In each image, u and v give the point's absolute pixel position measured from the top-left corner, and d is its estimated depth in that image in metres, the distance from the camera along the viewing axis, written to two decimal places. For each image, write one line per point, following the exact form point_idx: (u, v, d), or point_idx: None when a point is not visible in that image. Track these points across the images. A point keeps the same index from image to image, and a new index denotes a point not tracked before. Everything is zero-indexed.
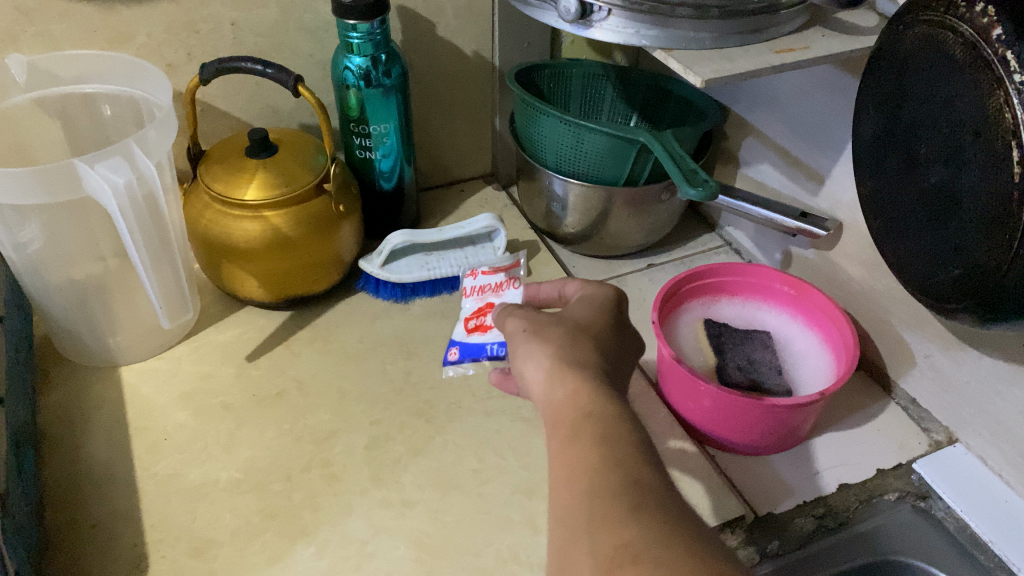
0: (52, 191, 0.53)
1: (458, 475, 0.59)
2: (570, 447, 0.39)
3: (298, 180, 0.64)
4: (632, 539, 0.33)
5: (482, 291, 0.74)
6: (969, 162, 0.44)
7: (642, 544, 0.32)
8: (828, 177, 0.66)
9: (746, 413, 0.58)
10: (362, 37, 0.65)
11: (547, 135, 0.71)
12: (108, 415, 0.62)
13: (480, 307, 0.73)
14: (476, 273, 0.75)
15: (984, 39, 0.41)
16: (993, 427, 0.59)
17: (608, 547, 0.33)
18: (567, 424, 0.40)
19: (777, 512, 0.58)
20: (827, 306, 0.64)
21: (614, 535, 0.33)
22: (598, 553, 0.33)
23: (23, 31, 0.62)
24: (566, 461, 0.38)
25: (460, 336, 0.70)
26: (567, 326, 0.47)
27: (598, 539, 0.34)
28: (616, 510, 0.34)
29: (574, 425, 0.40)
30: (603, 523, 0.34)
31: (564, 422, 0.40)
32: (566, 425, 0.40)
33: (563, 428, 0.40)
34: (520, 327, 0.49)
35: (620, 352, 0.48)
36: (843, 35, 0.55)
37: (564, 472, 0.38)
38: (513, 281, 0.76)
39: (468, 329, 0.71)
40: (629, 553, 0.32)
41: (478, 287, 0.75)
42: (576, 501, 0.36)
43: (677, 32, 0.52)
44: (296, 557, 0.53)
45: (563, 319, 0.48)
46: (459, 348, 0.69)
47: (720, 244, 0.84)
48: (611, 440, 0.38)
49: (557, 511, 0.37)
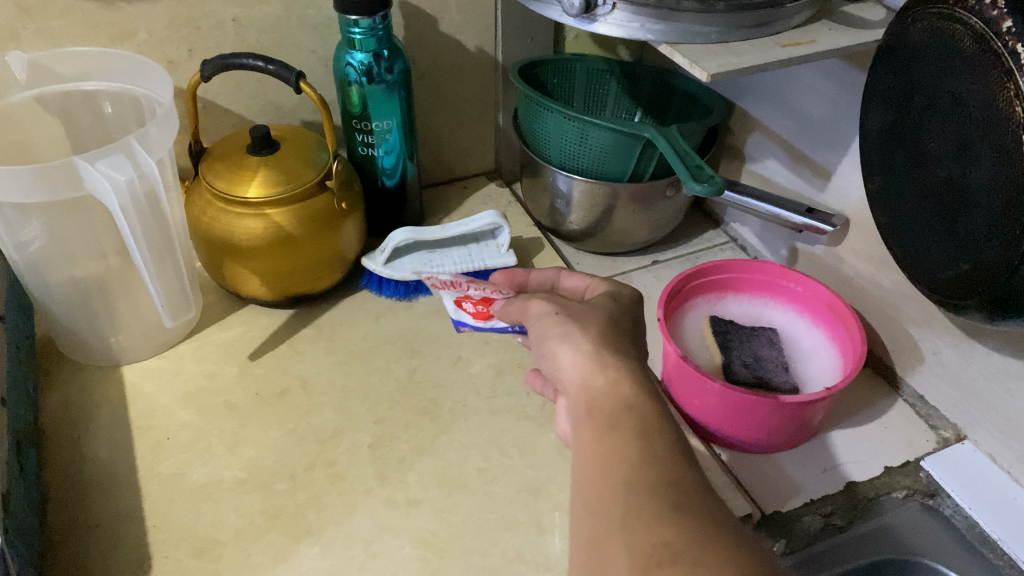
0: (53, 189, 0.53)
1: (463, 474, 0.59)
2: (605, 437, 0.39)
3: (300, 178, 0.64)
4: (671, 541, 0.33)
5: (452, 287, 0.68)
6: (979, 157, 0.44)
7: (687, 547, 0.32)
8: (835, 173, 0.66)
9: (752, 410, 0.57)
10: (364, 32, 0.64)
11: (552, 131, 0.71)
12: (111, 414, 0.62)
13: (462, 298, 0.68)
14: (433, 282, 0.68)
15: (994, 32, 0.40)
16: (1002, 424, 0.58)
17: (645, 545, 0.33)
18: (605, 413, 0.40)
19: (784, 510, 0.58)
20: (834, 303, 0.63)
21: (651, 533, 0.34)
22: (634, 552, 0.33)
23: (24, 27, 0.61)
24: (600, 453, 0.38)
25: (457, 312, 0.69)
26: (600, 312, 0.47)
27: (633, 536, 0.34)
28: (653, 510, 0.34)
29: (610, 416, 0.40)
30: (640, 521, 0.34)
31: (604, 412, 0.40)
32: (605, 413, 0.40)
33: (601, 417, 0.40)
34: (549, 310, 0.48)
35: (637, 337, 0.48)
36: (851, 29, 0.55)
37: (598, 465, 0.38)
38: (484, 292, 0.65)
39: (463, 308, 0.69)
40: (667, 555, 0.32)
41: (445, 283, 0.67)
42: (612, 495, 0.36)
43: (682, 26, 0.52)
44: (300, 557, 0.53)
45: (593, 305, 0.48)
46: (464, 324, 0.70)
47: (725, 240, 0.84)
48: (651, 436, 0.38)
49: (587, 501, 0.37)
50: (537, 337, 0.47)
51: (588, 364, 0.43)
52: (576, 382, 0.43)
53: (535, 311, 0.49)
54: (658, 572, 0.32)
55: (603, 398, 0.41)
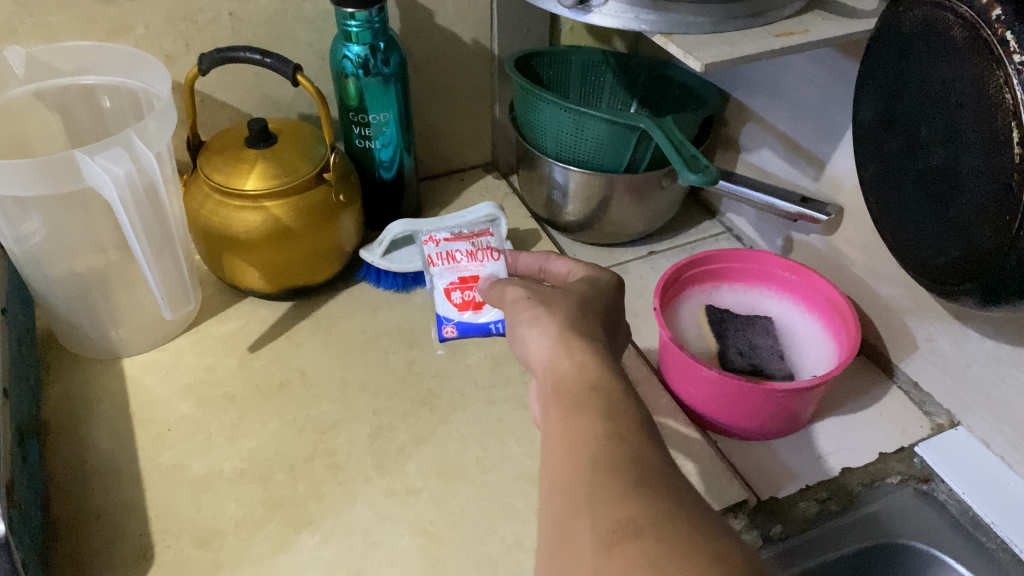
0: (52, 182, 0.53)
1: (461, 464, 0.59)
2: (571, 419, 0.39)
3: (298, 171, 0.64)
4: (635, 515, 0.32)
5: (450, 257, 0.69)
6: (970, 144, 0.44)
7: (643, 521, 0.32)
8: (829, 162, 0.66)
9: (748, 398, 0.58)
10: (361, 25, 0.65)
11: (548, 122, 0.71)
12: (112, 407, 0.63)
13: (461, 277, 0.68)
14: (437, 240, 0.70)
15: (983, 20, 0.41)
16: (995, 409, 0.59)
17: (610, 521, 0.33)
18: (571, 396, 0.40)
19: (780, 497, 0.59)
20: (828, 291, 0.64)
21: (617, 509, 0.33)
22: (600, 527, 0.33)
23: (21, 22, 0.62)
24: (567, 432, 0.38)
25: (453, 314, 0.67)
26: (572, 297, 0.48)
27: (599, 513, 0.33)
28: (618, 485, 0.34)
29: (579, 397, 0.40)
30: (605, 496, 0.34)
31: (570, 393, 0.40)
32: (571, 395, 0.40)
33: (568, 400, 0.40)
34: (522, 295, 0.50)
35: (611, 328, 0.49)
36: (844, 19, 0.55)
37: (564, 446, 0.38)
38: (491, 252, 0.68)
39: (457, 305, 0.67)
40: (631, 528, 0.32)
41: (444, 254, 0.69)
42: (578, 474, 0.36)
43: (676, 16, 0.52)
44: (301, 546, 0.53)
45: (567, 292, 0.49)
46: (455, 325, 0.67)
47: (721, 231, 0.84)
48: (616, 414, 0.38)
49: (554, 482, 0.37)
50: (511, 320, 0.49)
51: (555, 349, 0.44)
52: (543, 365, 0.44)
53: (511, 296, 0.51)
54: (623, 545, 0.31)
55: (572, 380, 0.41)
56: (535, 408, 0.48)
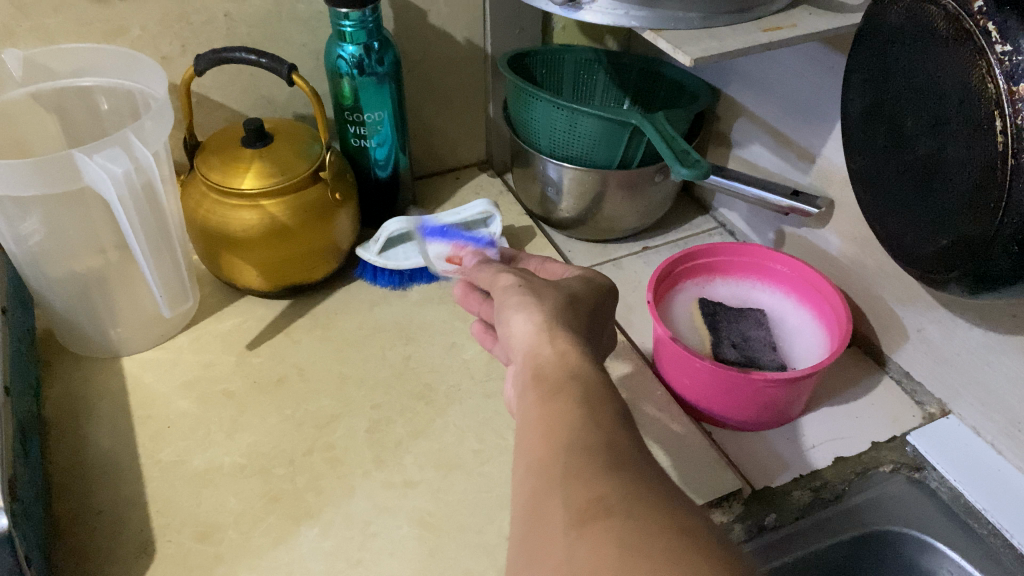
0: (50, 181, 0.54)
1: (458, 456, 0.60)
2: (548, 403, 0.39)
3: (294, 169, 0.65)
4: (605, 494, 0.33)
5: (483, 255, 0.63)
6: (955, 134, 0.45)
7: (614, 499, 0.33)
8: (819, 155, 0.67)
9: (741, 388, 0.58)
10: (355, 25, 0.66)
11: (541, 119, 0.72)
12: (112, 404, 0.63)
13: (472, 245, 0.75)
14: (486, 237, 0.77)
15: (965, 11, 0.42)
16: (984, 397, 0.60)
17: (581, 501, 0.33)
18: (549, 382, 0.41)
19: (773, 486, 0.59)
20: (820, 283, 0.64)
21: (588, 489, 0.33)
22: (572, 505, 0.33)
23: (18, 25, 0.62)
24: (544, 415, 0.39)
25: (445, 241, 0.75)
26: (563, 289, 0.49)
27: (571, 491, 0.34)
28: (592, 466, 0.34)
29: (553, 385, 0.41)
30: (577, 476, 0.34)
31: (548, 379, 0.41)
32: (550, 381, 0.41)
33: (547, 386, 0.41)
34: (515, 280, 0.50)
35: (593, 325, 0.50)
36: (831, 13, 0.56)
37: (541, 429, 0.38)
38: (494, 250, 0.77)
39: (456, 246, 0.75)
40: (600, 508, 0.32)
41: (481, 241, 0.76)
42: (552, 455, 0.36)
43: (665, 12, 0.53)
44: (300, 537, 0.54)
45: (559, 286, 0.50)
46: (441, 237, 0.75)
47: (714, 225, 0.85)
48: (595, 401, 0.39)
49: (529, 463, 0.37)
50: (497, 304, 0.49)
51: (539, 335, 0.45)
52: (525, 351, 0.44)
53: (501, 283, 0.51)
54: (593, 524, 0.32)
55: (554, 366, 0.42)
56: (512, 390, 0.49)
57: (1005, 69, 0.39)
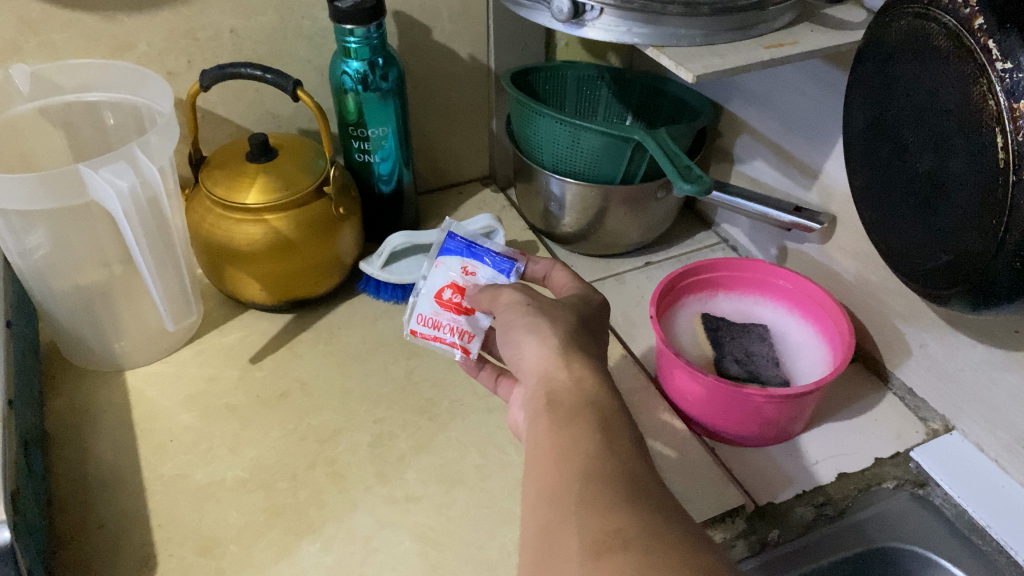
0: (57, 195, 0.54)
1: (460, 471, 0.60)
2: (564, 430, 0.40)
3: (298, 184, 0.65)
4: (623, 528, 0.33)
5: (435, 323, 0.60)
6: (955, 150, 0.45)
7: (634, 534, 0.33)
8: (821, 171, 0.67)
9: (743, 404, 0.58)
10: (359, 41, 0.66)
11: (544, 135, 0.72)
12: (114, 418, 0.63)
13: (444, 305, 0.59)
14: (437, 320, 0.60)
15: (966, 29, 0.42)
16: (987, 413, 0.60)
17: (598, 533, 0.34)
18: (565, 408, 0.41)
19: (776, 502, 0.59)
20: (822, 299, 0.64)
21: (604, 521, 0.34)
22: (586, 538, 0.34)
23: (26, 41, 0.63)
24: (557, 444, 0.39)
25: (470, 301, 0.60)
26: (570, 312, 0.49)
27: (587, 524, 0.34)
28: (609, 499, 0.35)
29: (569, 412, 0.41)
30: (595, 506, 0.35)
31: (561, 406, 0.41)
32: (563, 408, 0.41)
33: (558, 413, 0.41)
34: (519, 301, 0.50)
35: (596, 340, 0.50)
36: (832, 30, 0.56)
37: (554, 455, 0.39)
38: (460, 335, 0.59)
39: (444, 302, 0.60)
40: (619, 540, 0.33)
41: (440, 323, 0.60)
42: (567, 482, 0.37)
43: (669, 29, 0.54)
44: (302, 552, 0.54)
45: (564, 306, 0.50)
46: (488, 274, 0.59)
47: (716, 241, 0.85)
48: (611, 433, 0.39)
49: (541, 489, 0.38)
50: (506, 324, 0.50)
51: (550, 358, 0.45)
52: (537, 374, 0.45)
53: (506, 300, 0.51)
54: (609, 556, 0.32)
55: (567, 394, 0.42)
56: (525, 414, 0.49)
57: (1006, 86, 0.40)
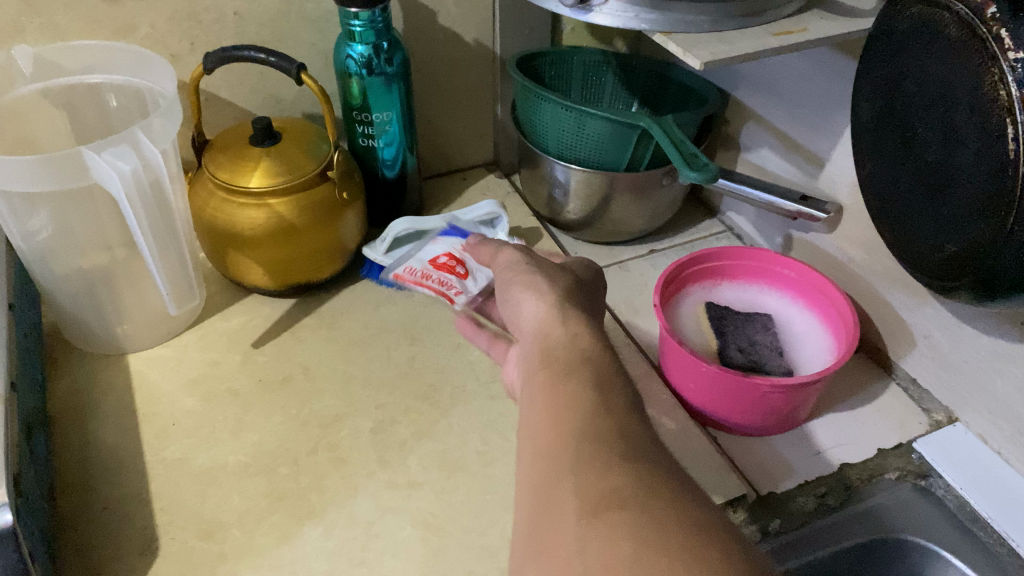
0: (60, 177, 0.54)
1: (462, 457, 0.60)
2: (558, 385, 0.40)
3: (302, 168, 0.65)
4: (619, 485, 0.33)
5: None
6: (964, 140, 0.45)
7: (631, 492, 0.32)
8: (828, 161, 0.67)
9: (746, 393, 0.58)
10: (364, 24, 0.66)
11: (549, 121, 0.72)
12: (117, 402, 0.63)
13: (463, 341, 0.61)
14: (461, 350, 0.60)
15: (978, 17, 0.41)
16: (991, 405, 0.60)
17: (595, 491, 0.33)
18: (561, 362, 0.41)
19: (778, 492, 0.59)
20: (827, 288, 0.64)
21: (602, 479, 0.33)
22: (585, 493, 0.33)
23: (29, 22, 0.63)
24: (549, 401, 0.39)
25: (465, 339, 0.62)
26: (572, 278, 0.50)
27: (584, 478, 0.34)
28: (605, 457, 0.34)
29: (566, 364, 0.41)
30: (587, 463, 0.34)
31: (558, 360, 0.41)
32: (558, 361, 0.41)
33: (556, 365, 0.41)
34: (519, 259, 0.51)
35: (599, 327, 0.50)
36: (842, 18, 0.56)
37: (549, 414, 0.38)
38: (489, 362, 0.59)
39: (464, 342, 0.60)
40: (616, 499, 0.32)
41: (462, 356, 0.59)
42: (565, 438, 0.36)
43: (676, 15, 0.53)
44: (303, 537, 0.54)
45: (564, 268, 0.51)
46: None
47: (721, 229, 0.84)
48: (606, 386, 0.39)
49: (537, 448, 0.37)
50: (504, 284, 0.51)
51: (548, 315, 0.46)
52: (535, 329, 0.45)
53: (505, 260, 0.52)
54: (606, 515, 0.32)
55: (561, 348, 0.43)
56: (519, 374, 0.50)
57: (1017, 76, 0.39)
